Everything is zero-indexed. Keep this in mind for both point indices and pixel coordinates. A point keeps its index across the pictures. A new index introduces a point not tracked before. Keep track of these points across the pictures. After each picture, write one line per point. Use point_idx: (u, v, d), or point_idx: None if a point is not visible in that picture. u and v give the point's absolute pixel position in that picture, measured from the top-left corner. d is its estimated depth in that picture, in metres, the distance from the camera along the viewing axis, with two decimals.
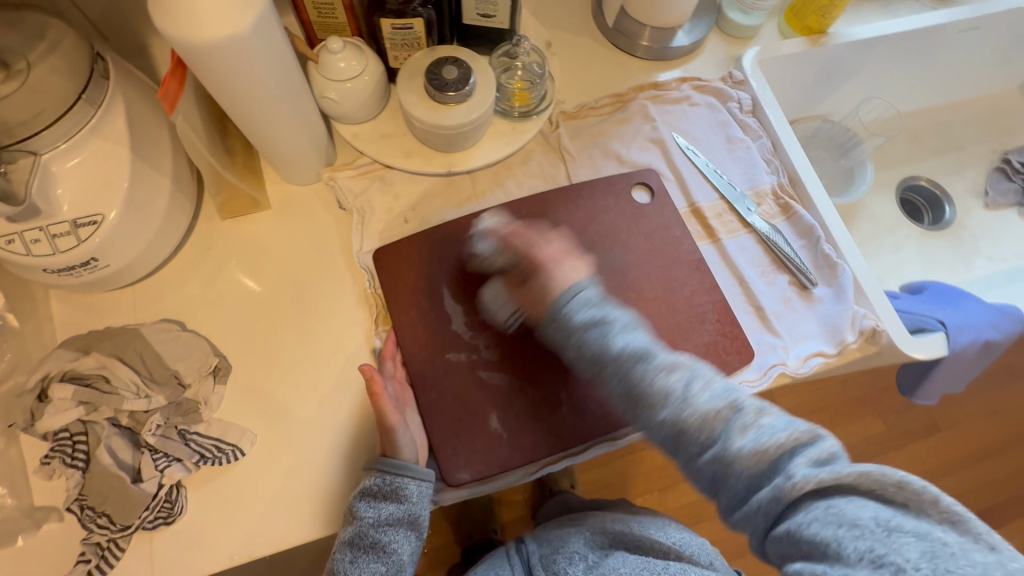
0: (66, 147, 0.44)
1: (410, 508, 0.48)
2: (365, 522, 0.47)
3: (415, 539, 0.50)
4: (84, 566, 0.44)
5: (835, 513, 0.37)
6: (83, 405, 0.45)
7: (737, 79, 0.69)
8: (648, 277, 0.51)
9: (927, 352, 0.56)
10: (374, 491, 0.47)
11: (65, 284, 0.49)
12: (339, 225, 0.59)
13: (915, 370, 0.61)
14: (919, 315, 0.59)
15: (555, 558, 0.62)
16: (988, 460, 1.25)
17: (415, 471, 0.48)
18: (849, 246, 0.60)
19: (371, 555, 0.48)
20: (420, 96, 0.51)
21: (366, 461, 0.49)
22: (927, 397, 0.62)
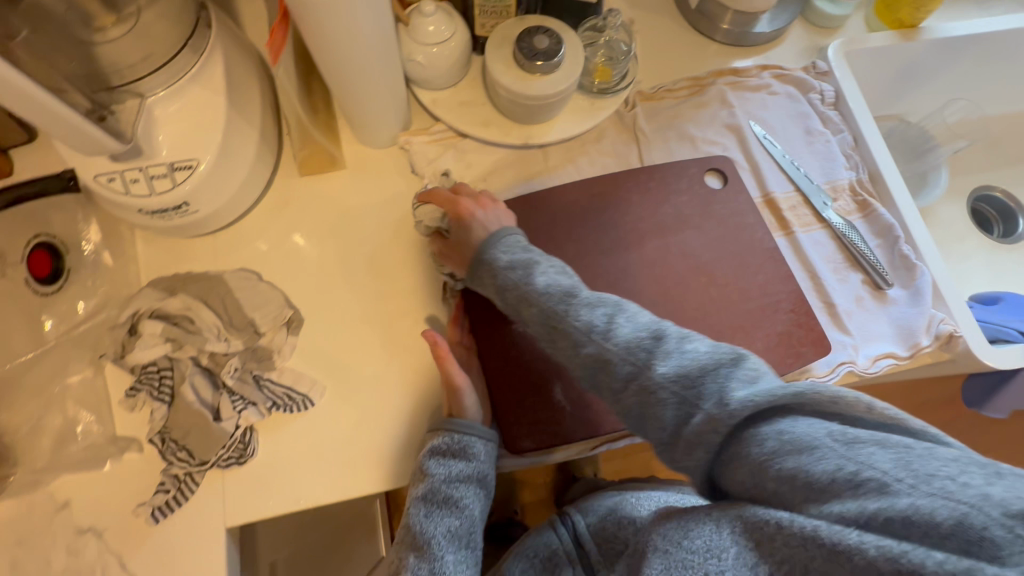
0: (168, 92, 0.46)
1: (477, 465, 0.49)
2: (437, 477, 0.48)
3: (484, 497, 0.50)
4: (163, 495, 0.46)
5: (781, 435, 0.35)
6: (170, 342, 0.47)
7: (820, 70, 0.67)
8: (522, 263, 0.49)
9: (1006, 362, 0.54)
10: (441, 449, 0.48)
11: (155, 227, 0.51)
12: (412, 190, 0.59)
13: (987, 381, 0.59)
14: (997, 324, 0.58)
15: (606, 527, 0.62)
16: None
17: (481, 430, 0.49)
18: (930, 248, 0.58)
19: (444, 510, 0.48)
20: (508, 64, 0.51)
21: (433, 422, 0.50)
22: (995, 409, 0.61)
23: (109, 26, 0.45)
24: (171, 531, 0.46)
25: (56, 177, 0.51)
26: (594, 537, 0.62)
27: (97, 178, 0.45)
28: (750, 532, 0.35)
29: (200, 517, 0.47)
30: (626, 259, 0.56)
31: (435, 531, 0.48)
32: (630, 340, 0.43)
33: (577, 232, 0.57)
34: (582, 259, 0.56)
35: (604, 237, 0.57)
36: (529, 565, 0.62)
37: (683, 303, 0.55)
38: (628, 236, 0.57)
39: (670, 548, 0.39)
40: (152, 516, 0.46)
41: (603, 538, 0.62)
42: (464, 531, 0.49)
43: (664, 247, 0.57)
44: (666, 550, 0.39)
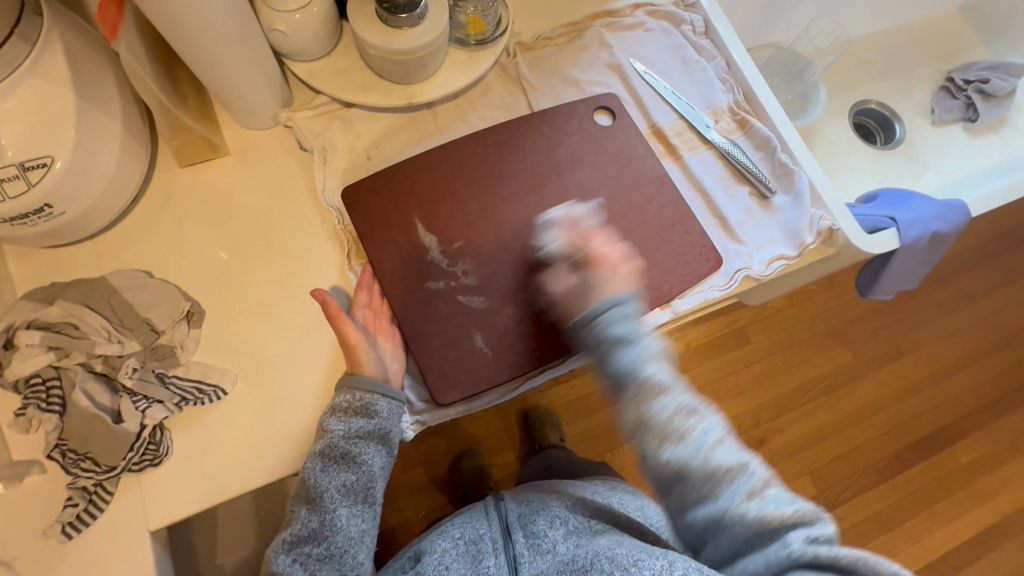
0: (3, 86, 0.43)
1: (380, 423, 0.49)
2: (336, 434, 0.48)
3: (386, 455, 0.51)
4: (72, 511, 0.44)
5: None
6: (53, 351, 0.44)
7: (689, 2, 0.69)
8: (624, 330, 0.50)
9: (881, 247, 0.59)
10: (344, 404, 0.48)
11: (22, 236, 0.48)
12: (303, 167, 0.58)
13: (872, 269, 0.64)
14: (873, 215, 0.62)
15: (535, 519, 0.61)
16: (947, 376, 1.33)
17: (385, 388, 0.49)
18: (806, 154, 0.62)
19: (341, 466, 0.48)
20: (372, 21, 0.51)
21: (338, 381, 0.50)
22: (883, 294, 0.66)
23: None
24: (89, 546, 0.44)
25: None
26: (522, 528, 0.61)
27: None
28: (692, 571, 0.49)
29: (119, 527, 0.45)
30: (528, 203, 0.57)
31: (330, 486, 0.48)
32: (706, 440, 0.47)
33: (476, 183, 0.57)
34: (484, 209, 0.56)
35: (502, 185, 0.57)
36: (451, 546, 0.60)
37: None
38: (526, 181, 0.58)
39: (616, 570, 0.49)
40: (64, 533, 0.44)
41: (530, 528, 0.60)
42: (361, 487, 0.49)
43: (562, 186, 0.58)
44: (617, 564, 0.50)
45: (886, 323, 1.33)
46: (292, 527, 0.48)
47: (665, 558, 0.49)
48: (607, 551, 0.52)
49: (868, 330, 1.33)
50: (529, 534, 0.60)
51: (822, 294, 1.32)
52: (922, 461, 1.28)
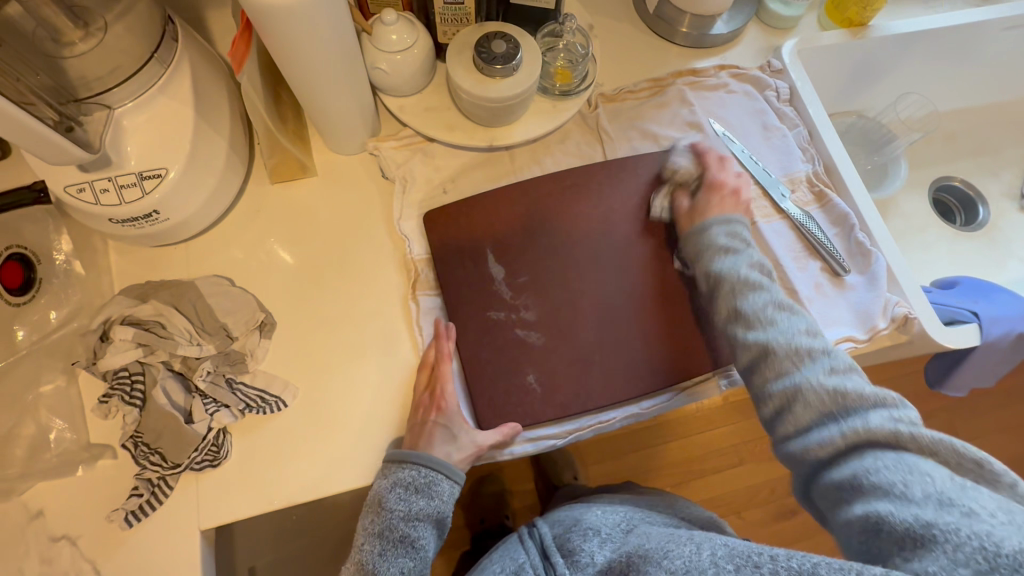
0: (136, 104, 0.47)
1: (439, 505, 0.52)
2: (397, 512, 0.49)
3: (438, 537, 0.53)
4: (136, 500, 0.46)
5: (891, 459, 0.40)
6: (142, 347, 0.48)
7: (775, 68, 0.69)
8: (731, 244, 0.55)
9: (959, 342, 0.56)
10: (407, 480, 0.49)
11: (127, 235, 0.52)
12: (381, 194, 0.61)
13: (946, 361, 0.61)
14: (952, 306, 0.59)
15: (570, 538, 0.62)
16: (1008, 472, 1.24)
17: (449, 470, 0.51)
18: (886, 235, 0.60)
19: (398, 549, 0.50)
20: (468, 68, 0.53)
21: (396, 454, 0.50)
22: (954, 389, 0.62)
23: (76, 41, 0.47)
24: (146, 535, 0.47)
25: (26, 188, 0.52)
26: (559, 549, 0.61)
27: (67, 189, 0.46)
28: (734, 557, 0.42)
29: (174, 520, 0.47)
30: (595, 249, 0.58)
31: (388, 572, 0.49)
32: (796, 329, 0.50)
33: (547, 224, 0.58)
34: (553, 251, 0.57)
35: (572, 229, 0.58)
36: None
37: (651, 287, 0.57)
38: (596, 226, 0.59)
39: (651, 566, 0.47)
40: (126, 520, 0.46)
41: (566, 547, 0.61)
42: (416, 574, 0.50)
43: (631, 238, 0.59)
44: (653, 561, 0.48)
45: (944, 406, 1.26)
46: None
47: (693, 543, 0.47)
48: (640, 550, 0.51)
49: (925, 411, 1.25)
50: (567, 554, 0.60)
51: (877, 367, 1.26)
52: None
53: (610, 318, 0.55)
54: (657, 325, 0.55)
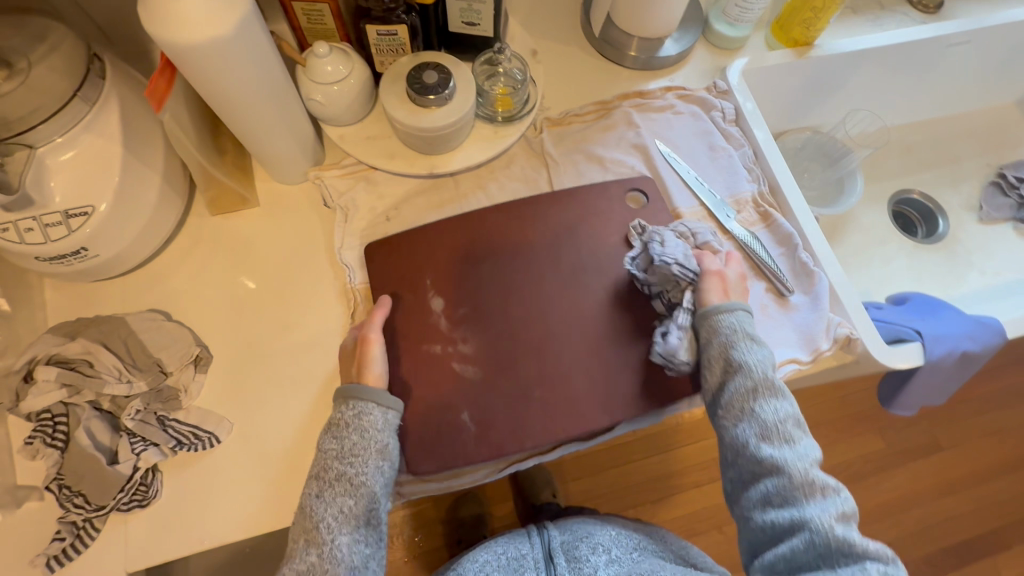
0: (64, 139, 0.47)
1: (374, 435, 0.48)
2: (330, 451, 0.48)
3: (388, 472, 0.49)
4: (59, 544, 0.45)
5: (783, 491, 0.48)
6: (66, 388, 0.47)
7: (721, 88, 0.70)
8: (751, 334, 0.52)
9: (902, 361, 0.56)
10: (338, 418, 0.49)
11: (57, 272, 0.51)
12: (324, 224, 0.61)
13: (893, 381, 0.61)
14: (897, 324, 0.59)
15: (578, 546, 0.63)
16: (990, 480, 1.23)
17: (380, 398, 0.49)
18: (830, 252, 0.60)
19: (337, 488, 0.47)
20: (401, 98, 0.53)
21: (336, 398, 0.50)
22: (904, 409, 0.62)
23: None
24: None
25: None
26: (564, 553, 0.63)
27: None
28: None
29: (101, 564, 0.46)
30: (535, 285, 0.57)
31: (328, 512, 0.47)
32: (765, 360, 0.51)
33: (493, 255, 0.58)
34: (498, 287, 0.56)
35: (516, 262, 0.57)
36: (493, 559, 0.63)
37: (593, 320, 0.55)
38: (543, 255, 0.58)
39: None
40: (48, 565, 0.45)
41: (573, 555, 0.62)
42: (360, 509, 0.47)
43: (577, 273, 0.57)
44: None
45: (923, 414, 1.25)
46: (295, 562, 0.46)
47: None
48: None
49: (905, 420, 1.24)
50: (571, 561, 0.62)
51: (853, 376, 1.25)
52: (954, 569, 1.17)
53: (547, 352, 0.54)
54: (602, 361, 0.54)
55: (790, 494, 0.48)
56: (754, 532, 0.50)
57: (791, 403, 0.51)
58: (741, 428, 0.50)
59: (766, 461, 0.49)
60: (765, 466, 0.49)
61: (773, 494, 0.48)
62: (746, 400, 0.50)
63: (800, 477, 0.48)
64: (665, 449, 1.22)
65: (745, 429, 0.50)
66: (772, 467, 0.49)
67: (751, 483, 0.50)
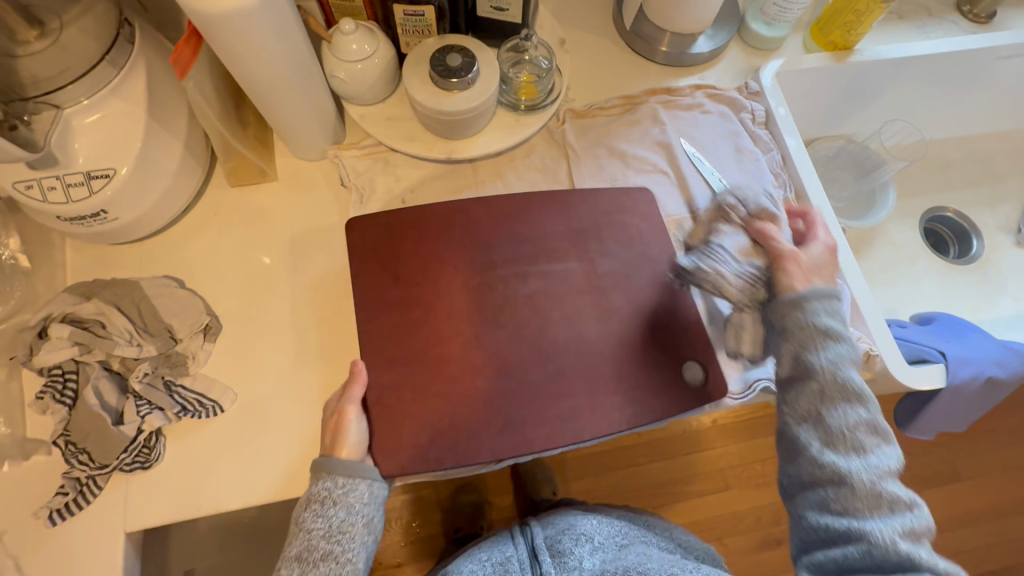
0: (89, 102, 0.47)
1: (361, 512, 0.46)
2: (314, 532, 0.45)
3: (371, 545, 0.47)
4: (62, 498, 0.46)
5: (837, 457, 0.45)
6: (78, 346, 0.48)
7: (753, 90, 0.68)
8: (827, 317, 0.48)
9: (924, 383, 0.54)
10: (322, 494, 0.45)
11: (78, 233, 0.52)
12: (340, 202, 0.61)
13: (912, 402, 0.58)
14: (920, 343, 0.57)
15: (561, 540, 0.62)
16: (1007, 514, 1.18)
17: (369, 472, 0.46)
18: (853, 264, 0.59)
19: (321, 568, 0.44)
20: (424, 81, 0.53)
21: (316, 469, 0.46)
22: (921, 432, 0.60)
23: (32, 40, 0.47)
24: (71, 534, 0.47)
25: None
26: (548, 549, 0.61)
27: (14, 185, 0.47)
28: None
29: (101, 521, 0.47)
30: (541, 349, 0.49)
31: None
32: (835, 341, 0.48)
33: (505, 258, 0.52)
34: (505, 295, 0.51)
35: (532, 270, 0.52)
36: (478, 567, 0.61)
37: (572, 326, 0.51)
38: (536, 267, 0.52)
39: None
40: (49, 518, 0.46)
41: (557, 549, 0.61)
42: None
43: (600, 294, 0.52)
44: None
45: (941, 441, 1.21)
46: None
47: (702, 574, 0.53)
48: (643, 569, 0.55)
49: (921, 445, 1.21)
50: (556, 555, 0.61)
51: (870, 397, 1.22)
52: None
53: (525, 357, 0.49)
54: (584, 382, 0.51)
55: (855, 501, 0.44)
56: (808, 533, 0.46)
57: (869, 411, 0.46)
58: (810, 432, 0.47)
59: (828, 467, 0.45)
60: (828, 472, 0.45)
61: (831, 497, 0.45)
62: (819, 405, 0.47)
63: (864, 486, 0.44)
64: (669, 455, 1.21)
65: (813, 433, 0.47)
66: (838, 475, 0.45)
67: (809, 488, 0.46)
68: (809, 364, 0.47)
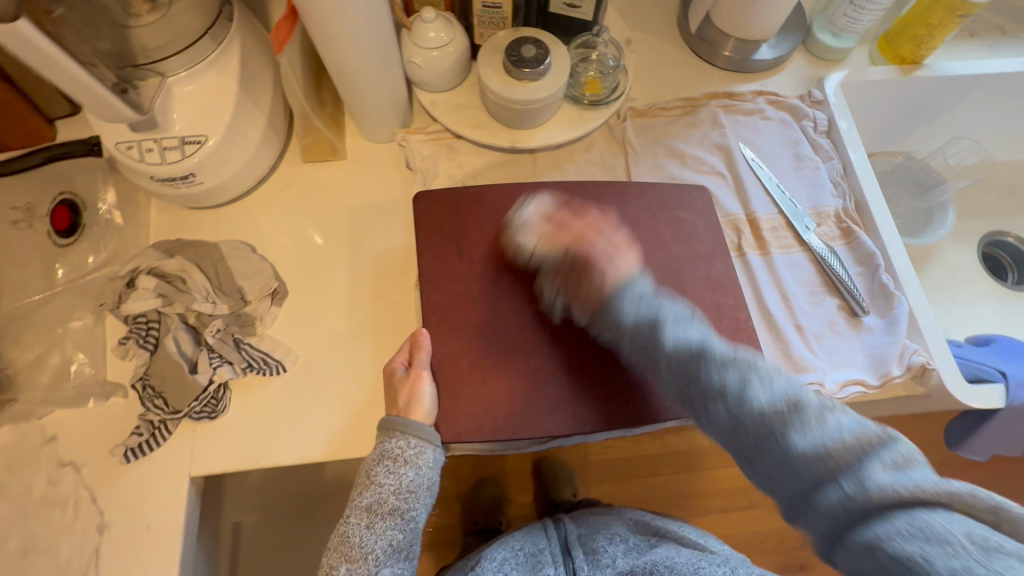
0: (188, 73, 0.51)
1: (428, 474, 0.48)
2: (385, 488, 0.48)
3: (430, 505, 0.51)
4: (136, 438, 0.50)
5: (854, 486, 0.36)
6: (161, 298, 0.51)
7: (816, 99, 0.68)
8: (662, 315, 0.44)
9: (982, 401, 0.53)
10: (394, 452, 0.48)
11: (166, 195, 0.56)
12: (403, 184, 0.63)
13: (967, 422, 0.57)
14: (978, 363, 0.56)
15: (594, 538, 0.63)
16: None
17: (436, 438, 0.48)
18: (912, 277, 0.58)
19: (387, 521, 0.48)
20: (497, 71, 0.55)
21: (388, 426, 0.48)
22: (973, 454, 0.59)
23: (144, 13, 0.51)
24: (141, 473, 0.50)
25: (82, 142, 0.56)
26: (581, 546, 0.62)
27: (117, 145, 0.51)
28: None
29: (168, 463, 0.50)
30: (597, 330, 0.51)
31: (377, 545, 0.47)
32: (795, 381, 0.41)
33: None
34: None
35: None
36: (510, 556, 0.62)
37: None
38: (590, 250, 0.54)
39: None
40: (124, 456, 0.50)
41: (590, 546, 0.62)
42: (407, 544, 0.49)
43: (655, 280, 0.53)
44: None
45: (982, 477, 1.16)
46: None
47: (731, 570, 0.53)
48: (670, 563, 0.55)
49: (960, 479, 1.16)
50: (589, 552, 0.61)
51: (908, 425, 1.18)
52: None
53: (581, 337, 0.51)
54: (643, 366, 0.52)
55: (853, 498, 0.36)
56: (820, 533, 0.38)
57: (851, 419, 0.38)
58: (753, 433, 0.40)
59: (829, 497, 0.37)
60: (799, 464, 0.38)
61: (823, 490, 0.37)
62: (764, 422, 0.40)
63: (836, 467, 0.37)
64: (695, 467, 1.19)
65: (771, 450, 0.40)
66: (804, 467, 0.38)
67: (792, 486, 0.39)
68: (699, 385, 0.42)
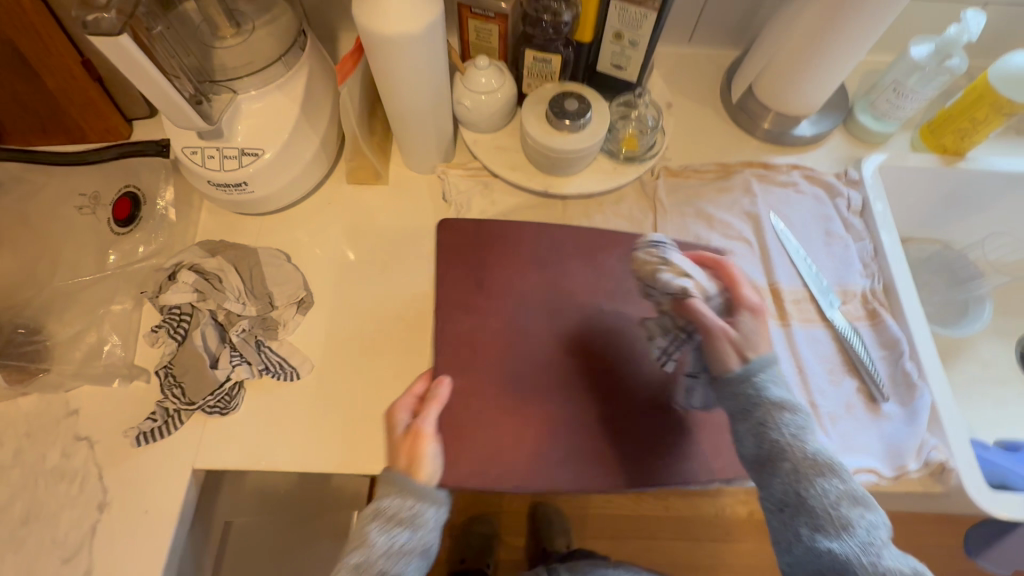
0: (257, 92, 0.56)
1: (422, 539, 0.44)
2: (375, 549, 0.43)
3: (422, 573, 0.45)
4: (150, 424, 0.52)
5: (833, 498, 0.43)
6: (196, 293, 0.54)
7: (852, 178, 0.68)
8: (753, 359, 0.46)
9: (1004, 512, 0.51)
10: (391, 509, 0.43)
11: (217, 198, 0.60)
12: (437, 214, 0.66)
13: (988, 529, 0.55)
14: (1004, 468, 0.54)
15: None
16: None
17: (436, 498, 0.43)
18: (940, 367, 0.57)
19: None
20: (540, 120, 0.58)
21: (386, 478, 0.44)
22: (993, 564, 0.55)
23: (228, 36, 0.57)
24: (148, 457, 0.52)
25: (154, 142, 0.62)
26: None
27: (183, 149, 0.55)
28: None
29: (175, 452, 0.52)
30: (586, 391, 0.52)
31: None
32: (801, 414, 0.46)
33: (550, 299, 0.56)
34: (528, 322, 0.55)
35: (549, 307, 0.55)
36: None
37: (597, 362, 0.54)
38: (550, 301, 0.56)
39: None
40: (135, 439, 0.52)
41: None
42: None
43: (636, 345, 0.54)
44: None
45: None
46: None
47: None
48: None
49: None
50: None
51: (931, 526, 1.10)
52: None
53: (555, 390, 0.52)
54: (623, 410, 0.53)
55: (808, 500, 0.43)
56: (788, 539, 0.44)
57: (846, 482, 0.44)
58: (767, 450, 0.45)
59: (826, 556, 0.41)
60: (799, 481, 0.43)
61: (802, 509, 0.43)
62: (790, 446, 0.44)
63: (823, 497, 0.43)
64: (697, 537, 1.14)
65: (778, 465, 0.44)
66: (803, 494, 0.43)
67: (780, 505, 0.44)
68: (761, 419, 0.45)
